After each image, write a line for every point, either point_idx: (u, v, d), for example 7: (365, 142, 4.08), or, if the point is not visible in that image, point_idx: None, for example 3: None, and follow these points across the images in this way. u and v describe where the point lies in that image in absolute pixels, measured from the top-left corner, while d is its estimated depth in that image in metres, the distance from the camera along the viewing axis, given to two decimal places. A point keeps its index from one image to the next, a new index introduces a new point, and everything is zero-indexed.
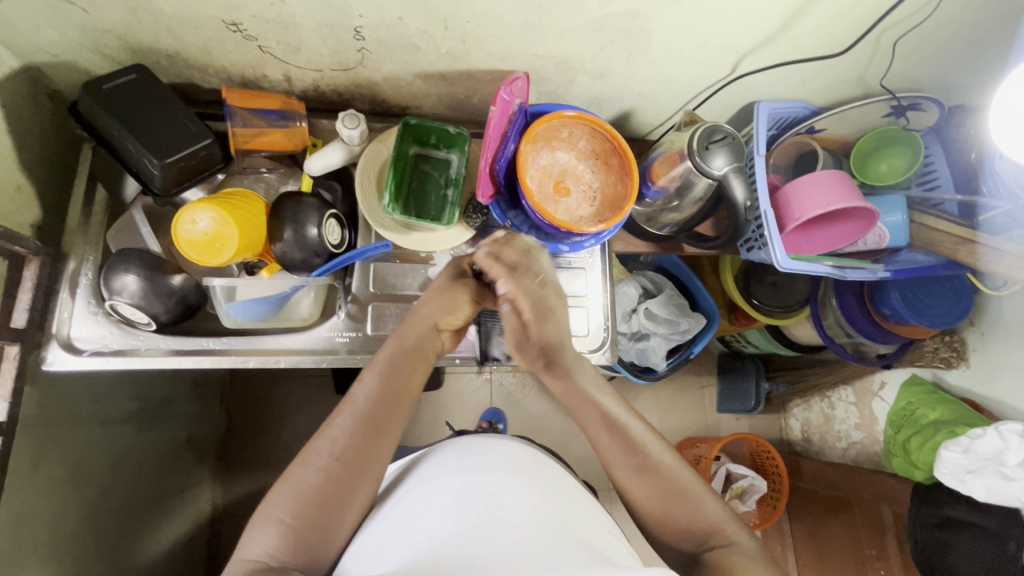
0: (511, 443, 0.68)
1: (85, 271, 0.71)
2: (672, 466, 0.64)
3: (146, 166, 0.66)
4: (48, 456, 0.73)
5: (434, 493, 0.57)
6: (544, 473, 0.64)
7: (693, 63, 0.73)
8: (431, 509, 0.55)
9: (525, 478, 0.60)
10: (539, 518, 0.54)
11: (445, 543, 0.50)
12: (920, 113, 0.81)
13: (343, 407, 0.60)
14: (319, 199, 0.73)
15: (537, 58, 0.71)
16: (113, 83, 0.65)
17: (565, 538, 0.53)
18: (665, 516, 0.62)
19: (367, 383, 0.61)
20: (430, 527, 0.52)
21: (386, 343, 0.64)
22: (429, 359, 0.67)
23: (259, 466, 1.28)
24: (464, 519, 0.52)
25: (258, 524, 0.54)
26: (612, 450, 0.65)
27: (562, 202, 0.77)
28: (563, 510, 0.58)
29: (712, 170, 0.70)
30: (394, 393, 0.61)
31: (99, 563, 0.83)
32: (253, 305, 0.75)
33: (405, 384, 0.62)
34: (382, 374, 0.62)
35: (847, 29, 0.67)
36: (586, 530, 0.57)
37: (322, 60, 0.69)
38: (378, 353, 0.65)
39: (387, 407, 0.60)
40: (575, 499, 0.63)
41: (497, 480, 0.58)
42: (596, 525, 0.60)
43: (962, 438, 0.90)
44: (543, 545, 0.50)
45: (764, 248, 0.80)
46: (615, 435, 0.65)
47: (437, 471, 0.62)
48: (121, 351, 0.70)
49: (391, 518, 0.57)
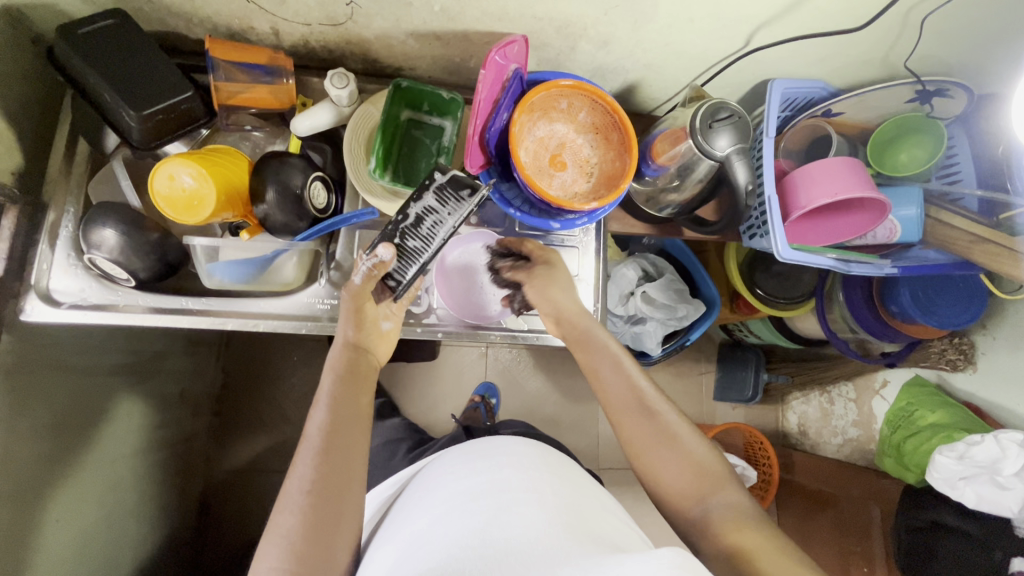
0: (515, 440, 0.68)
1: (65, 223, 0.69)
2: (670, 418, 0.67)
3: (123, 117, 0.63)
4: (35, 405, 0.74)
5: (445, 498, 0.59)
6: (554, 469, 0.64)
7: (703, 35, 0.68)
8: (444, 514, 0.56)
9: (530, 473, 0.60)
10: (550, 511, 0.54)
11: (462, 546, 0.50)
12: (946, 99, 0.75)
13: (301, 447, 0.61)
14: (306, 160, 0.72)
15: (536, 20, 0.67)
16: (90, 27, 0.61)
17: (576, 529, 0.52)
18: (659, 473, 0.65)
19: (315, 416, 0.63)
20: (450, 535, 0.52)
21: (321, 374, 0.66)
22: (368, 377, 0.69)
23: (252, 424, 1.30)
24: (486, 515, 0.53)
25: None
26: (616, 399, 0.69)
27: (557, 176, 0.75)
28: (575, 503, 0.58)
29: (714, 151, 0.66)
30: (345, 417, 0.63)
31: (89, 511, 0.85)
32: (234, 267, 0.73)
33: (354, 407, 0.64)
34: (328, 404, 0.64)
35: (871, 3, 0.62)
36: (599, 522, 0.57)
37: (310, 14, 0.66)
38: (319, 385, 0.66)
39: (342, 435, 0.62)
40: (586, 489, 0.63)
41: (507, 478, 0.59)
42: (608, 516, 0.60)
43: (957, 444, 0.88)
44: (551, 536, 0.50)
45: (765, 237, 0.76)
46: (611, 377, 0.70)
47: (447, 476, 0.64)
48: (100, 306, 0.69)
49: (407, 529, 0.58)
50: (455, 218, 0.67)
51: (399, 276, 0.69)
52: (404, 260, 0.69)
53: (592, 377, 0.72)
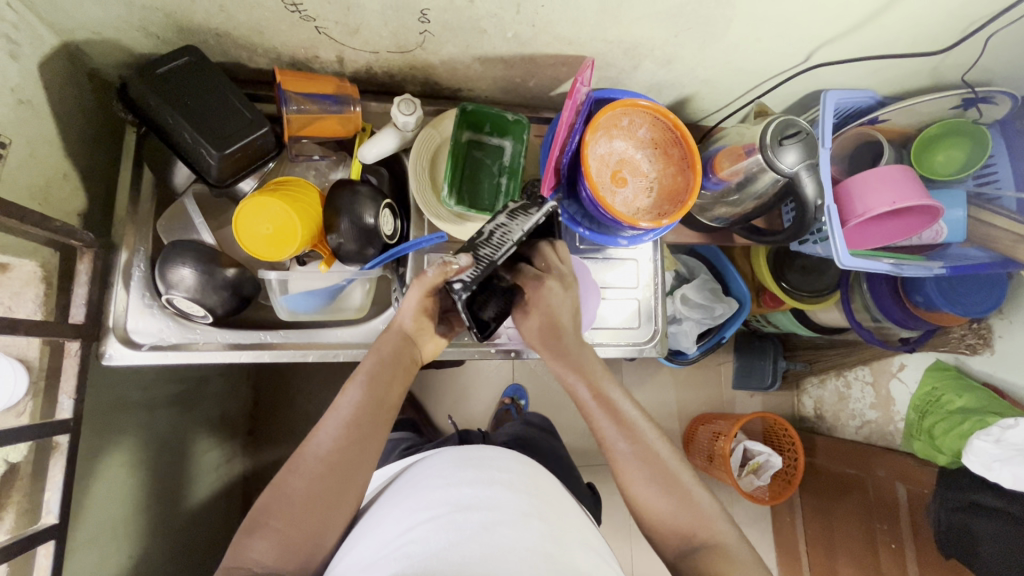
0: (512, 456, 0.71)
1: (137, 263, 0.68)
2: (667, 456, 0.67)
3: (202, 156, 0.62)
4: (101, 447, 0.73)
5: (429, 504, 0.59)
6: (543, 491, 0.65)
7: (766, 52, 0.70)
8: (425, 520, 0.56)
9: (523, 497, 0.61)
10: (535, 537, 0.55)
11: (436, 552, 0.52)
12: (991, 106, 0.79)
13: (327, 414, 0.63)
14: (373, 187, 0.71)
15: (605, 43, 0.68)
16: (168, 66, 0.60)
17: (556, 563, 0.53)
18: (650, 503, 0.65)
19: (349, 393, 0.64)
20: (428, 547, 0.52)
21: (367, 353, 0.67)
22: (409, 366, 0.69)
23: (288, 443, 1.29)
24: (455, 531, 0.54)
25: (250, 532, 0.57)
26: (609, 433, 0.68)
27: (619, 192, 0.76)
28: (556, 530, 0.58)
29: (782, 166, 0.68)
30: (377, 398, 0.64)
31: (150, 545, 0.85)
32: (305, 297, 0.72)
33: (387, 391, 0.65)
34: (364, 382, 0.65)
35: (933, 19, 0.64)
36: (584, 561, 0.56)
37: (381, 43, 0.65)
38: (361, 363, 0.67)
39: (373, 415, 0.63)
40: (570, 522, 0.63)
41: (495, 496, 0.60)
42: (591, 552, 0.59)
43: (993, 428, 0.94)
44: (534, 568, 0.51)
45: (821, 243, 0.83)
46: (613, 419, 0.68)
47: (433, 479, 0.64)
48: (179, 346, 0.68)
49: (387, 527, 0.59)
50: (526, 225, 0.66)
51: (466, 279, 0.64)
52: (478, 267, 0.64)
53: (585, 411, 0.70)
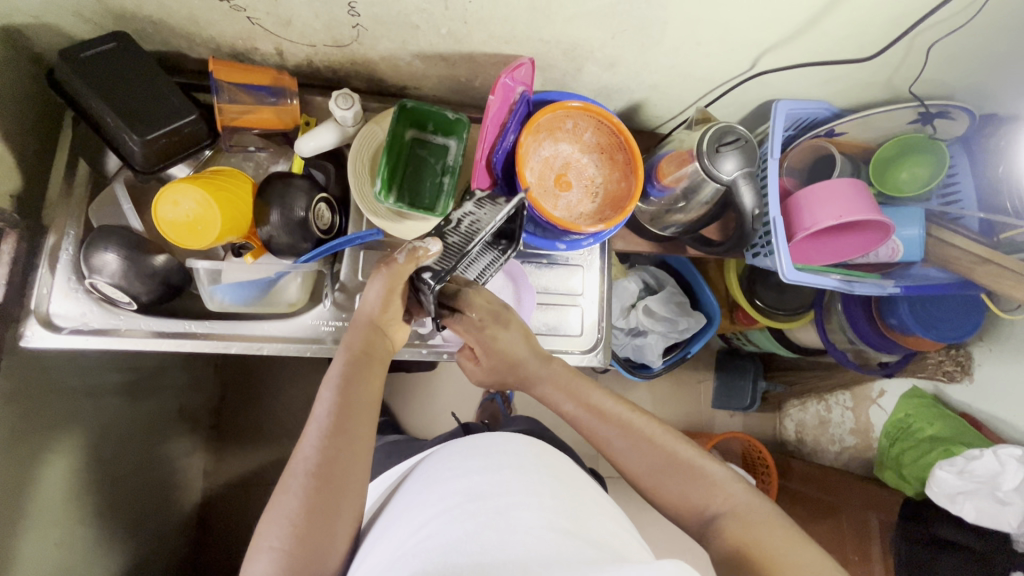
0: (517, 437, 0.65)
1: (66, 246, 0.69)
2: (671, 440, 0.65)
3: (127, 141, 0.62)
4: (33, 430, 0.73)
5: (443, 495, 0.55)
6: (552, 470, 0.60)
7: (710, 58, 0.68)
8: (442, 512, 0.52)
9: (530, 476, 0.57)
10: (552, 516, 0.51)
11: (451, 545, 0.47)
12: (948, 121, 0.76)
13: (306, 428, 0.58)
14: (310, 181, 0.70)
15: (543, 43, 0.67)
16: (92, 51, 0.61)
17: (576, 536, 0.49)
18: (662, 491, 0.63)
19: (322, 399, 0.59)
20: (444, 537, 0.48)
21: (333, 356, 0.62)
22: (381, 360, 0.66)
23: (251, 440, 1.29)
24: (471, 520, 0.49)
25: (251, 559, 0.51)
26: (601, 431, 0.67)
27: (563, 197, 0.74)
28: (574, 507, 0.54)
29: (720, 175, 0.66)
30: (349, 402, 0.59)
31: (84, 532, 0.84)
32: (237, 288, 0.72)
33: (363, 393, 0.61)
34: (337, 386, 0.60)
35: (877, 27, 0.62)
36: (598, 530, 0.53)
37: (316, 35, 0.65)
38: (331, 368, 0.63)
39: (350, 417, 0.58)
40: (587, 496, 0.59)
41: (504, 480, 0.55)
42: (615, 528, 0.56)
43: (957, 458, 0.88)
44: (555, 542, 0.47)
45: (770, 256, 0.76)
46: (602, 420, 0.67)
47: (444, 471, 0.60)
48: (101, 331, 0.68)
49: (402, 530, 0.54)
50: (496, 216, 0.67)
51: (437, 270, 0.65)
52: (449, 257, 0.66)
53: (573, 419, 0.70)
